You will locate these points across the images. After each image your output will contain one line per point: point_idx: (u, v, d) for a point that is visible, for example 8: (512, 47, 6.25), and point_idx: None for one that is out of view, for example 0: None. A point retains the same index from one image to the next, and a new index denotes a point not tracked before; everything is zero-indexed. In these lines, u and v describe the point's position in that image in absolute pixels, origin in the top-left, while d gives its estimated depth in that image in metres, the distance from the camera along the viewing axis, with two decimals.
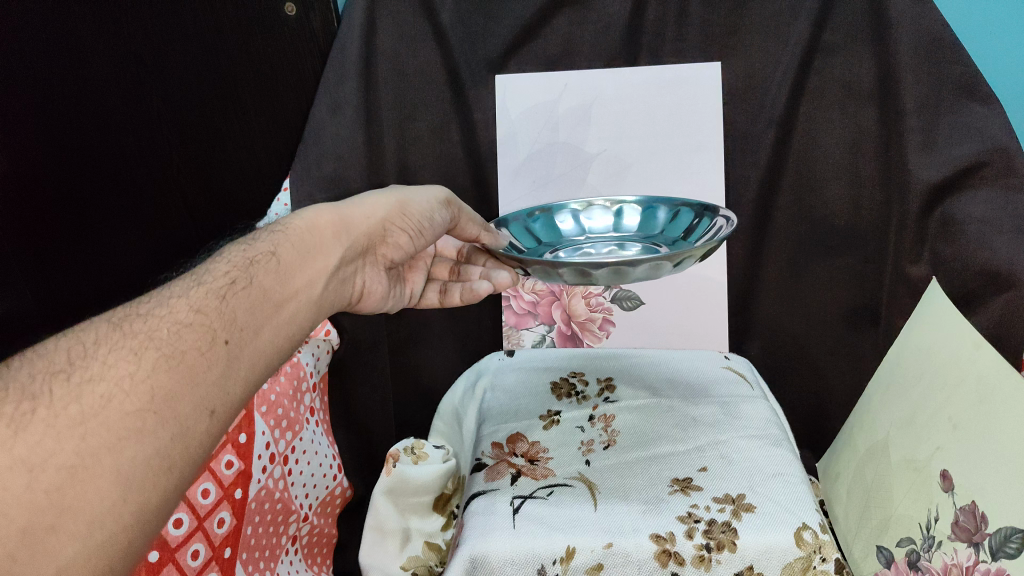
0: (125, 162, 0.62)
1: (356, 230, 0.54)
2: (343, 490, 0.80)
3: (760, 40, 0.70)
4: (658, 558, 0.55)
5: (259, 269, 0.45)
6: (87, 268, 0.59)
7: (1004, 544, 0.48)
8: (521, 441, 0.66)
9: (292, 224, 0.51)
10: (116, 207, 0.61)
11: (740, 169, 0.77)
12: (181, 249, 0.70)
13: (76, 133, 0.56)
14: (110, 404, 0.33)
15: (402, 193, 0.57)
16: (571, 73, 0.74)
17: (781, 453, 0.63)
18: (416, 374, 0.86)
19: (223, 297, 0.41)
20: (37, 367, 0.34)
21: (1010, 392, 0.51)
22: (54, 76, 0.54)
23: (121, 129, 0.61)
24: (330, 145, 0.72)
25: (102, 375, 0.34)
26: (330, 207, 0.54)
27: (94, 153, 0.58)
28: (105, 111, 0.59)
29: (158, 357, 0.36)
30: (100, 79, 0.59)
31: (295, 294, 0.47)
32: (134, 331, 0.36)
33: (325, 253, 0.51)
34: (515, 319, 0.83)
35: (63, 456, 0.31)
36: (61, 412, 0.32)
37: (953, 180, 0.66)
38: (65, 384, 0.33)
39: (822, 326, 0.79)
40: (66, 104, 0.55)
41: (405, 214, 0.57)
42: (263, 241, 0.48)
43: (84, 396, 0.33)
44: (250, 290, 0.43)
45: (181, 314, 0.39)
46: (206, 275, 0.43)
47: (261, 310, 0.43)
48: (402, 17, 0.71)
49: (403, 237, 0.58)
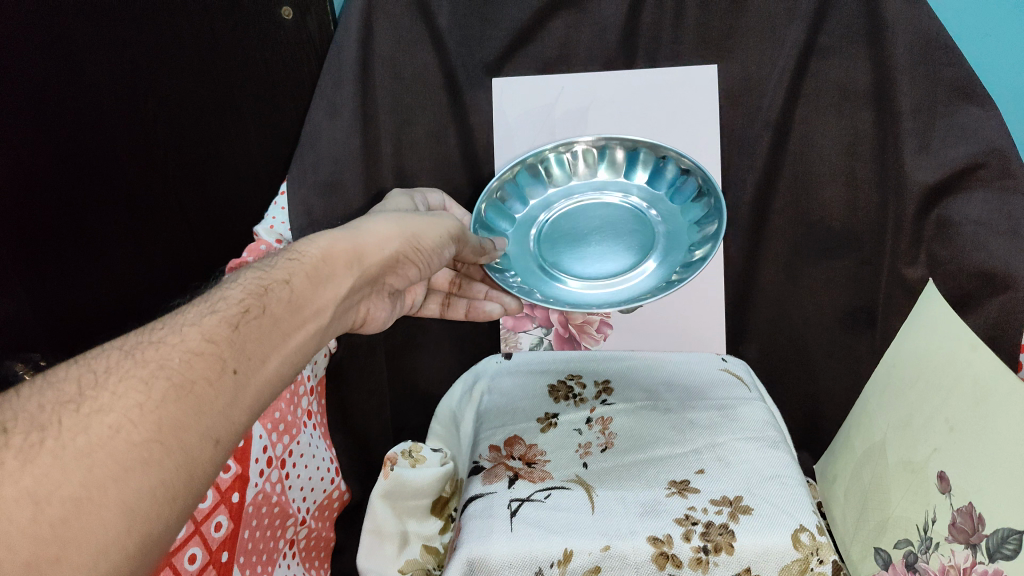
0: (125, 178, 0.69)
1: (367, 259, 0.56)
2: (342, 493, 0.81)
3: (754, 44, 0.71)
4: (655, 560, 0.56)
5: (272, 298, 0.46)
6: (83, 267, 0.67)
7: (1002, 545, 0.49)
8: (518, 444, 0.67)
9: (307, 251, 0.51)
10: (114, 215, 0.69)
11: (735, 171, 0.77)
12: (174, 256, 0.78)
13: (75, 152, 0.63)
14: (118, 434, 0.35)
15: (413, 225, 0.60)
16: (566, 77, 0.74)
17: (777, 454, 0.63)
18: (412, 378, 0.86)
19: (236, 327, 0.43)
20: (47, 397, 0.36)
21: (1006, 395, 0.51)
22: (56, 102, 0.60)
23: (123, 150, 0.68)
24: (327, 152, 0.71)
25: (111, 406, 0.36)
26: (343, 233, 0.55)
27: (92, 168, 0.65)
28: (105, 127, 0.65)
29: (167, 387, 0.38)
30: (101, 99, 0.64)
31: (305, 323, 0.49)
32: (146, 358, 0.39)
33: (336, 283, 0.53)
34: (512, 321, 0.81)
35: (68, 488, 0.33)
36: (68, 443, 0.34)
37: (948, 182, 0.66)
38: (74, 414, 0.35)
39: (818, 327, 0.79)
40: (68, 131, 0.62)
41: (416, 242, 0.60)
42: (278, 268, 0.49)
43: (92, 427, 0.35)
44: (262, 319, 0.45)
45: (192, 342, 0.41)
46: (220, 302, 0.44)
47: (271, 337, 0.45)
48: (398, 21, 0.71)
49: (412, 268, 0.62)
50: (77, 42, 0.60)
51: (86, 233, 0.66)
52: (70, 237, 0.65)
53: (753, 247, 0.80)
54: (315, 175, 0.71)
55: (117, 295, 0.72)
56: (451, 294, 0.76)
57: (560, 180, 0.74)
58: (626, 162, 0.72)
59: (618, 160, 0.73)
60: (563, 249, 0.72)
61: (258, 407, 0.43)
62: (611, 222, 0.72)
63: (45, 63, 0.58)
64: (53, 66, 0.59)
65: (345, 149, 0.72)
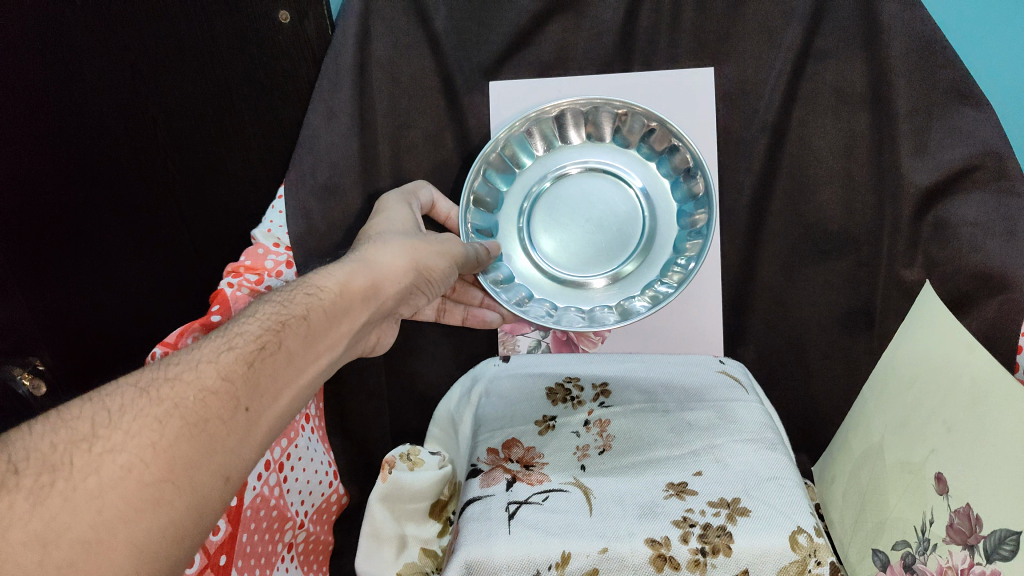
0: (127, 182, 0.73)
1: (382, 292, 0.55)
2: (339, 497, 0.82)
3: (751, 47, 0.71)
4: (653, 563, 0.56)
5: (289, 333, 0.46)
6: (87, 282, 0.76)
7: (999, 546, 0.49)
8: (516, 447, 0.67)
9: (326, 286, 0.51)
10: (119, 229, 0.75)
11: (733, 174, 0.77)
12: (178, 258, 0.80)
13: (79, 172, 0.70)
14: (129, 474, 0.36)
15: (426, 257, 0.60)
16: (563, 79, 0.74)
17: (776, 456, 0.63)
18: (410, 382, 0.86)
19: (252, 364, 0.43)
20: (60, 435, 0.37)
21: (1004, 395, 0.51)
22: (56, 127, 0.67)
23: (121, 151, 0.71)
24: (326, 155, 0.71)
25: (124, 445, 0.37)
26: (362, 267, 0.55)
27: (95, 187, 0.72)
28: (107, 149, 0.70)
29: (181, 426, 0.38)
30: (103, 121, 0.68)
31: (319, 357, 0.49)
32: (161, 397, 0.39)
33: (353, 315, 0.52)
34: (510, 324, 0.81)
35: (77, 530, 0.34)
36: (80, 484, 0.35)
37: (945, 184, 0.67)
38: (86, 454, 0.36)
39: (817, 331, 0.79)
40: (62, 134, 0.67)
41: (427, 272, 0.60)
42: (296, 303, 0.48)
43: (103, 469, 0.36)
44: (278, 355, 0.45)
45: (208, 380, 0.41)
46: (237, 337, 0.44)
47: (285, 374, 0.45)
48: (396, 25, 0.72)
49: (422, 297, 0.63)
50: (81, 70, 0.65)
51: (92, 250, 0.75)
52: (83, 249, 0.74)
53: (750, 252, 0.80)
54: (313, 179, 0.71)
55: (128, 306, 0.80)
56: (449, 300, 0.79)
57: (550, 148, 0.75)
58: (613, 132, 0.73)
59: (606, 129, 0.73)
60: (555, 226, 0.75)
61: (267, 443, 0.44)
62: (598, 195, 0.75)
63: (48, 91, 0.65)
64: (54, 96, 0.65)
65: (342, 152, 0.72)
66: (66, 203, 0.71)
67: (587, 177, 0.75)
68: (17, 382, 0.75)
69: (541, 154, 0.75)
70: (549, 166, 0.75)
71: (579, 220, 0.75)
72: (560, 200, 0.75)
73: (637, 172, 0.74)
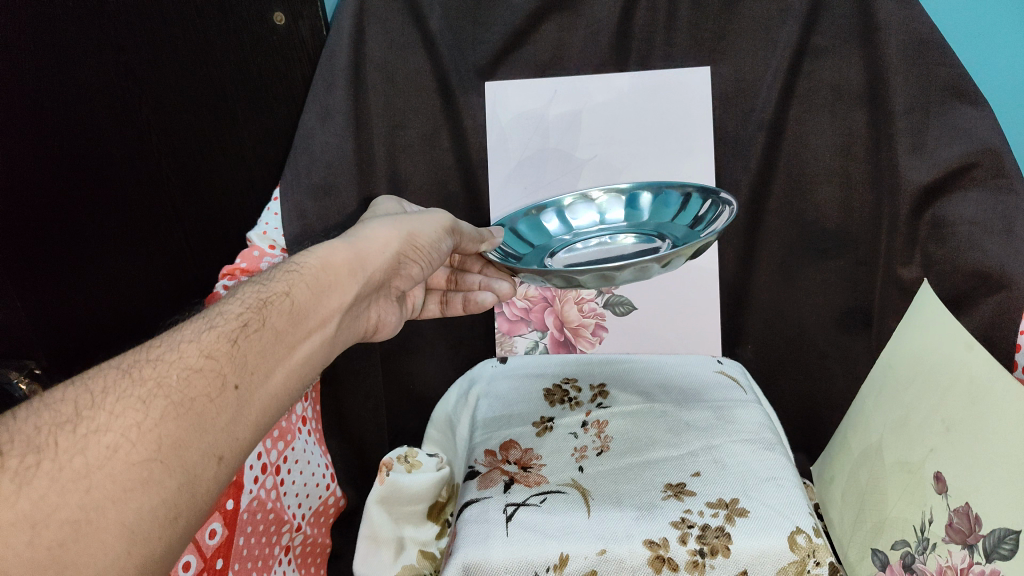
0: (115, 168, 0.66)
1: (371, 266, 0.52)
2: (337, 499, 0.81)
3: (748, 45, 0.71)
4: (652, 564, 0.55)
5: (272, 311, 0.43)
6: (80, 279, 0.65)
7: (999, 545, 0.48)
8: (514, 449, 0.67)
9: (306, 263, 0.48)
10: (112, 215, 0.67)
11: (730, 173, 0.77)
12: (176, 258, 0.76)
13: (70, 150, 0.61)
14: (116, 454, 0.33)
15: (410, 226, 0.56)
16: (560, 79, 0.74)
17: (774, 456, 0.62)
18: (410, 382, 0.88)
19: (236, 342, 0.40)
20: (44, 418, 0.33)
21: (1000, 393, 0.51)
22: (43, 99, 0.58)
23: (109, 134, 0.65)
24: (320, 155, 0.71)
25: (109, 426, 0.34)
26: (342, 242, 0.52)
27: (89, 168, 0.63)
28: (97, 126, 0.64)
29: (166, 406, 0.35)
30: (91, 95, 0.63)
31: (309, 334, 0.46)
32: (144, 378, 0.36)
33: (341, 291, 0.50)
34: (508, 326, 0.85)
35: (66, 510, 0.31)
36: (66, 465, 0.32)
37: (942, 181, 0.66)
38: (71, 435, 0.33)
39: (814, 330, 0.80)
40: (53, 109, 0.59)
41: (413, 242, 0.56)
42: (277, 282, 0.46)
43: (90, 448, 0.33)
44: (263, 334, 0.42)
45: (191, 359, 0.38)
46: (218, 317, 0.41)
47: (274, 352, 0.43)
48: (390, 26, 0.71)
49: (414, 271, 0.58)
50: (69, 44, 0.60)
51: (82, 239, 0.64)
52: (82, 254, 0.64)
53: (749, 251, 0.80)
54: (311, 178, 0.71)
55: (122, 305, 0.70)
56: (449, 291, 0.72)
57: (586, 219, 0.69)
58: (655, 198, 0.68)
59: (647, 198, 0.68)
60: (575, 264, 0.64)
61: (260, 430, 0.41)
62: (627, 251, 0.64)
63: (35, 61, 0.58)
64: (42, 67, 0.58)
65: (338, 153, 0.72)
66: (62, 187, 0.61)
67: (618, 240, 0.66)
68: (11, 385, 0.62)
69: (575, 225, 0.69)
70: (580, 234, 0.68)
71: (604, 259, 0.63)
72: (585, 255, 0.65)
73: (679, 230, 0.63)
